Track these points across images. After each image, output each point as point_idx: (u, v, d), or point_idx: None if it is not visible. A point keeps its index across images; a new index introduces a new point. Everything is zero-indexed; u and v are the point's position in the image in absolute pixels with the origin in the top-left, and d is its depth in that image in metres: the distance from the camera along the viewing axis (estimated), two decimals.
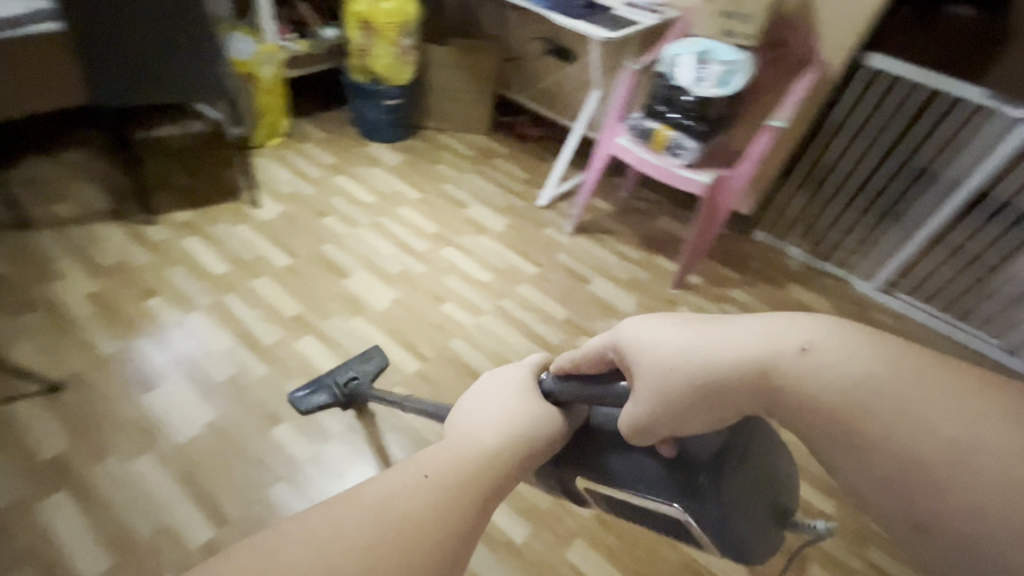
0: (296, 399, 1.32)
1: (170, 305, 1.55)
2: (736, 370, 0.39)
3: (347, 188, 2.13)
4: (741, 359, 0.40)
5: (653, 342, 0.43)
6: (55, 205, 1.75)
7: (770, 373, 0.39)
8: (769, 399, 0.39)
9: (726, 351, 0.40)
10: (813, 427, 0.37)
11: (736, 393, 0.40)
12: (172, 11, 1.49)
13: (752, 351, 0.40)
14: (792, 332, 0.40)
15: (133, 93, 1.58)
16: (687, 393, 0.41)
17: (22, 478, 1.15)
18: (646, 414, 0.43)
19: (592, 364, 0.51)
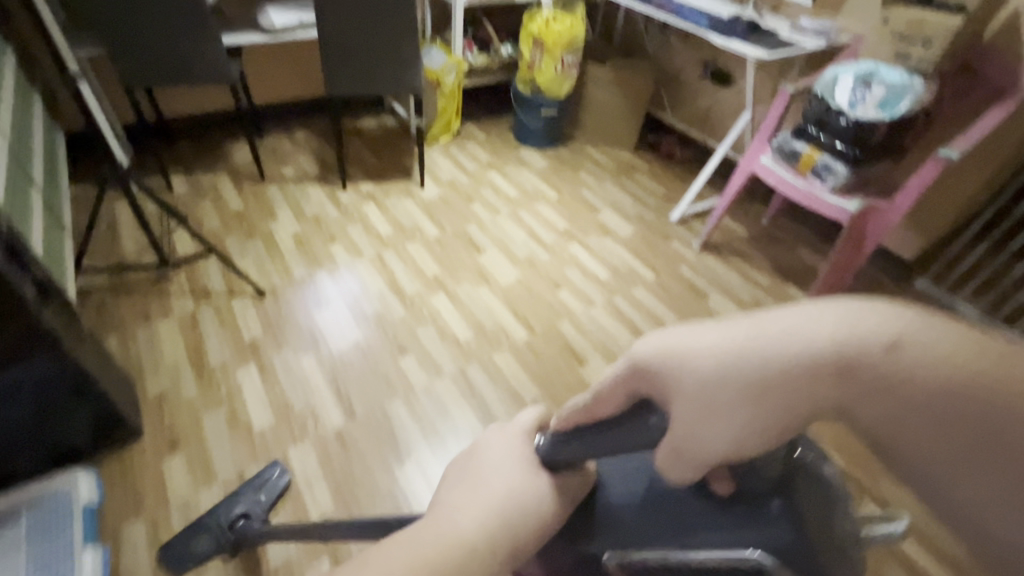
0: (169, 551, 1.12)
1: (346, 251, 1.94)
2: (800, 375, 0.27)
3: (496, 182, 2.41)
4: (810, 361, 0.26)
5: (691, 352, 0.30)
6: (284, 167, 2.29)
7: (851, 373, 0.26)
8: (868, 412, 0.26)
9: (784, 352, 0.27)
10: (925, 448, 0.24)
11: (810, 404, 0.27)
12: (388, 25, 1.88)
13: (820, 350, 0.26)
14: (869, 316, 0.27)
15: (350, 86, 2.01)
16: (735, 399, 0.28)
17: (230, 348, 1.55)
18: (692, 443, 0.29)
19: (603, 407, 0.36)
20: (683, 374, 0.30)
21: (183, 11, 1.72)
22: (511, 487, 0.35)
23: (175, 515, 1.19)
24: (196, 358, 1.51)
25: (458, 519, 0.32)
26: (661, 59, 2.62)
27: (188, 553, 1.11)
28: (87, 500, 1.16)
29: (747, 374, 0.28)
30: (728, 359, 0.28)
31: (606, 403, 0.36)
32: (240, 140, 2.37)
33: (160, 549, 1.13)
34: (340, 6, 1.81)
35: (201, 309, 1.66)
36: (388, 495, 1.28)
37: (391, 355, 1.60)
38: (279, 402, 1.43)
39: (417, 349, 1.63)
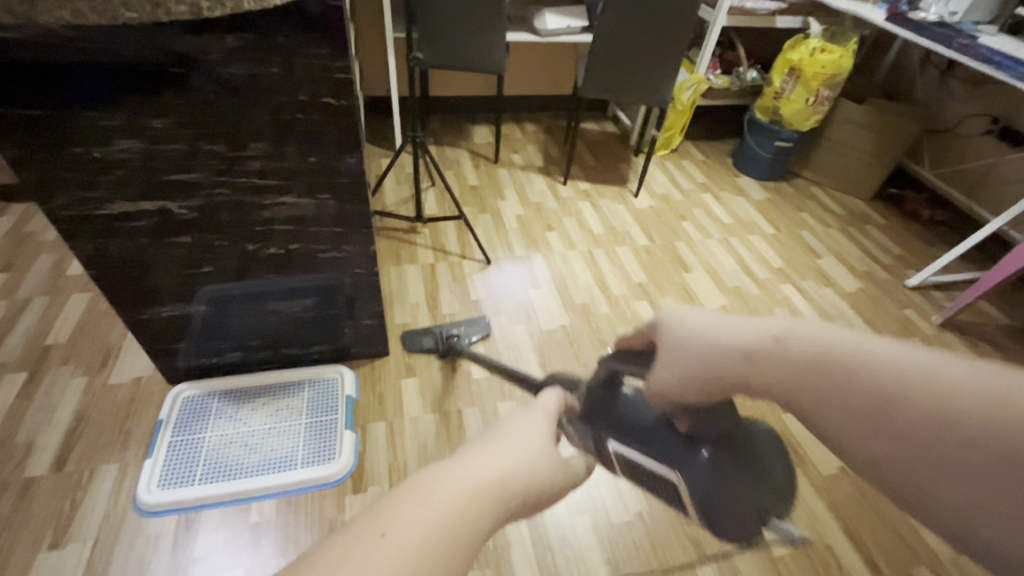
0: (408, 337, 1.60)
1: (560, 240, 2.08)
2: (736, 347, 0.54)
3: (710, 206, 2.36)
4: (750, 341, 0.54)
5: (696, 326, 0.58)
6: (514, 154, 2.52)
7: (770, 346, 0.53)
8: (761, 378, 0.53)
9: (725, 343, 0.55)
10: (775, 394, 0.53)
11: (735, 367, 0.54)
12: (658, 38, 1.95)
13: (762, 336, 0.53)
14: (805, 328, 0.52)
15: (601, 91, 2.12)
16: (699, 371, 0.57)
17: (458, 302, 1.77)
18: (663, 377, 0.61)
19: (640, 342, 0.69)
20: (683, 338, 0.59)
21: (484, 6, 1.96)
22: (516, 464, 0.43)
23: (407, 427, 1.40)
24: (431, 303, 1.75)
25: (470, 470, 0.40)
26: (932, 107, 2.33)
27: (417, 346, 1.58)
28: (349, 392, 1.43)
29: (706, 342, 0.56)
30: (706, 333, 0.57)
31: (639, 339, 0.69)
32: (483, 124, 2.66)
33: (394, 451, 1.34)
34: (619, 18, 1.90)
35: (438, 262, 1.91)
36: None
37: (593, 347, 1.67)
38: (492, 359, 1.60)
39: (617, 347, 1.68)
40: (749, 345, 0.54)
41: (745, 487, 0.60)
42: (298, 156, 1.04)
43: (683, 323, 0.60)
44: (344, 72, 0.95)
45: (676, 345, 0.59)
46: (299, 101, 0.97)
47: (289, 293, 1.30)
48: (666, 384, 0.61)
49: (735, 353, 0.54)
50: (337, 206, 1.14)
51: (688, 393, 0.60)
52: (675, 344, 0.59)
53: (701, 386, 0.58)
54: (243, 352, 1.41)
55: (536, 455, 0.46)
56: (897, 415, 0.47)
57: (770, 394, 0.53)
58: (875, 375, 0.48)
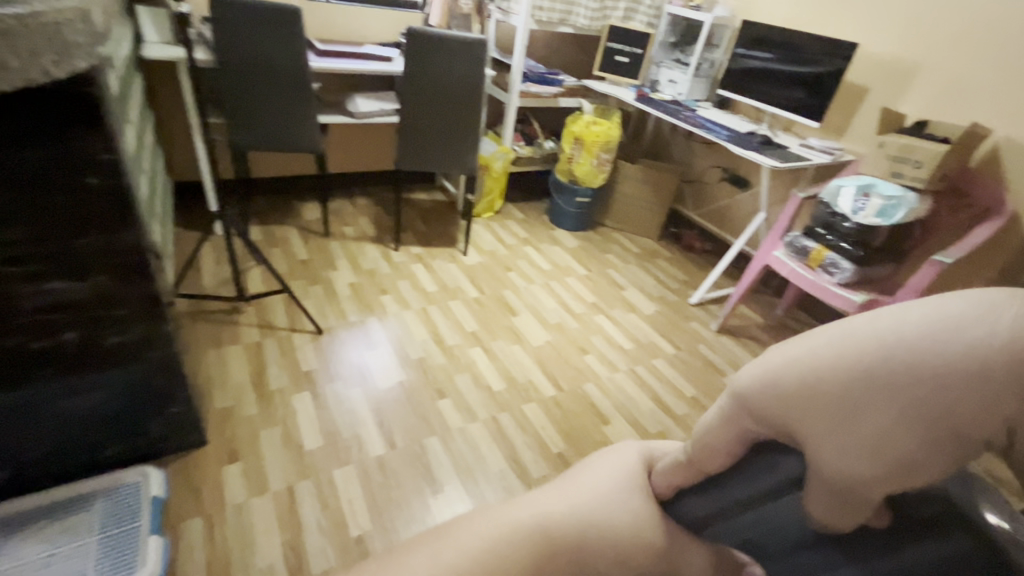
0: None
1: (395, 302, 2.15)
2: (855, 385, 0.50)
3: (531, 256, 2.65)
4: (867, 370, 0.49)
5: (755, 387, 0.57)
6: (345, 227, 2.59)
7: (873, 362, 0.49)
8: (855, 388, 0.50)
9: (782, 384, 0.54)
10: (943, 419, 0.46)
11: (852, 391, 0.50)
12: (456, 115, 2.23)
13: (853, 353, 0.51)
14: (885, 327, 0.51)
15: (415, 162, 2.32)
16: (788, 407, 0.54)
17: (288, 376, 1.72)
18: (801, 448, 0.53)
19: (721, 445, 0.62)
20: (756, 400, 0.56)
21: (293, 92, 2.09)
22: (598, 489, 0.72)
23: (231, 516, 1.30)
24: (258, 381, 1.68)
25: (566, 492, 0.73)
26: (685, 163, 2.96)
27: None
28: (156, 492, 1.28)
29: (820, 397, 0.51)
30: (803, 384, 0.53)
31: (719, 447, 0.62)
32: (311, 202, 2.71)
33: (213, 547, 1.23)
34: (420, 100, 2.16)
35: (265, 339, 1.85)
36: (420, 522, 1.36)
37: (430, 397, 1.73)
38: (328, 427, 1.57)
39: (455, 394, 1.77)
40: (847, 372, 0.50)
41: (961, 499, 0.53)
42: (61, 238, 1.00)
43: (778, 381, 0.55)
44: (110, 151, 0.97)
45: (812, 421, 0.52)
46: (55, 180, 0.95)
47: (68, 391, 1.17)
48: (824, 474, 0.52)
49: (817, 388, 0.52)
50: (118, 286, 1.10)
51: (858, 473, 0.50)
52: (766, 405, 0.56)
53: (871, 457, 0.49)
54: (10, 471, 1.20)
55: (605, 493, 0.72)
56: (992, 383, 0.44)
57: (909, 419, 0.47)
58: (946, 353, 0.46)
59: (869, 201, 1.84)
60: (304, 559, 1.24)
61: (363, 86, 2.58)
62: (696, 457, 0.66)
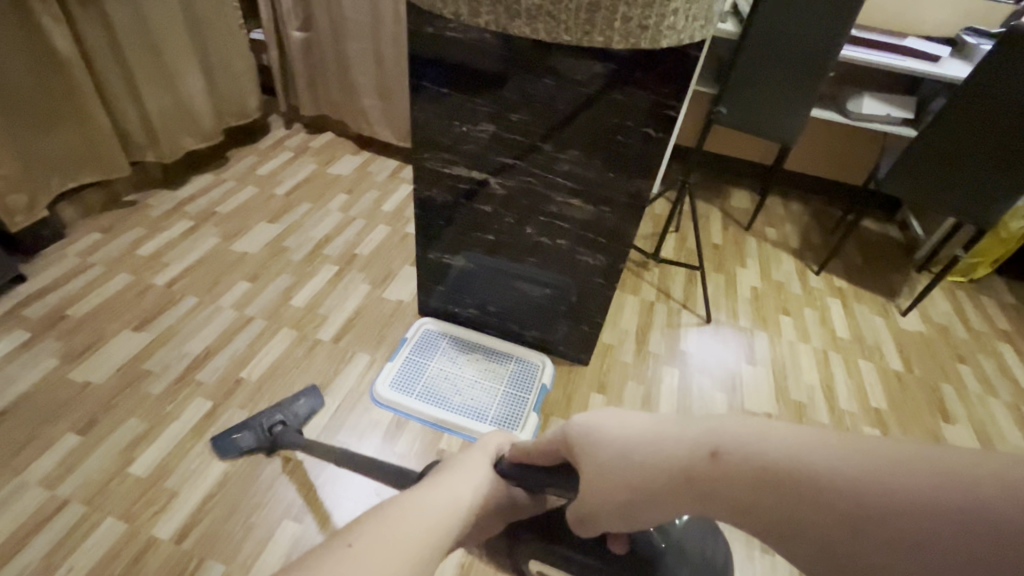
0: None
1: (793, 328, 1.91)
2: (669, 464, 0.47)
3: (1007, 360, 1.89)
4: (685, 452, 0.46)
5: (610, 432, 0.53)
6: (769, 227, 2.41)
7: (716, 445, 0.44)
8: (688, 480, 0.45)
9: (620, 440, 0.52)
10: (736, 502, 0.43)
11: (692, 472, 0.45)
12: (1007, 148, 1.67)
13: (691, 433, 0.47)
14: (727, 420, 0.46)
15: (904, 189, 1.90)
16: (603, 451, 0.53)
17: (666, 345, 1.78)
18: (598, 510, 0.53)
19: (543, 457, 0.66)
20: (599, 455, 0.53)
21: (804, 79, 1.94)
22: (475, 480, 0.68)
23: None
24: (640, 336, 1.80)
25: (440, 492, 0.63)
26: None
27: None
28: (546, 381, 1.57)
29: (601, 462, 0.53)
30: (638, 468, 0.49)
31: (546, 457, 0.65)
32: (744, 190, 2.61)
33: None
34: (962, 119, 1.68)
35: (658, 303, 1.95)
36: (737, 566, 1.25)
37: None
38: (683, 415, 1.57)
39: None
40: (653, 446, 0.49)
41: (697, 542, 0.74)
42: (601, 169, 1.22)
43: (613, 437, 0.53)
44: (672, 109, 1.10)
45: (621, 469, 0.50)
46: (624, 125, 1.14)
47: (538, 279, 1.50)
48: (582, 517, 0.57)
49: (616, 447, 0.52)
50: (612, 220, 1.30)
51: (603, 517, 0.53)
52: (613, 452, 0.52)
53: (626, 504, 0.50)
54: (479, 313, 1.66)
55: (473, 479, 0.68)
56: (870, 529, 0.35)
57: (713, 504, 0.45)
58: (841, 474, 0.37)
59: None
60: None
61: (875, 84, 2.20)
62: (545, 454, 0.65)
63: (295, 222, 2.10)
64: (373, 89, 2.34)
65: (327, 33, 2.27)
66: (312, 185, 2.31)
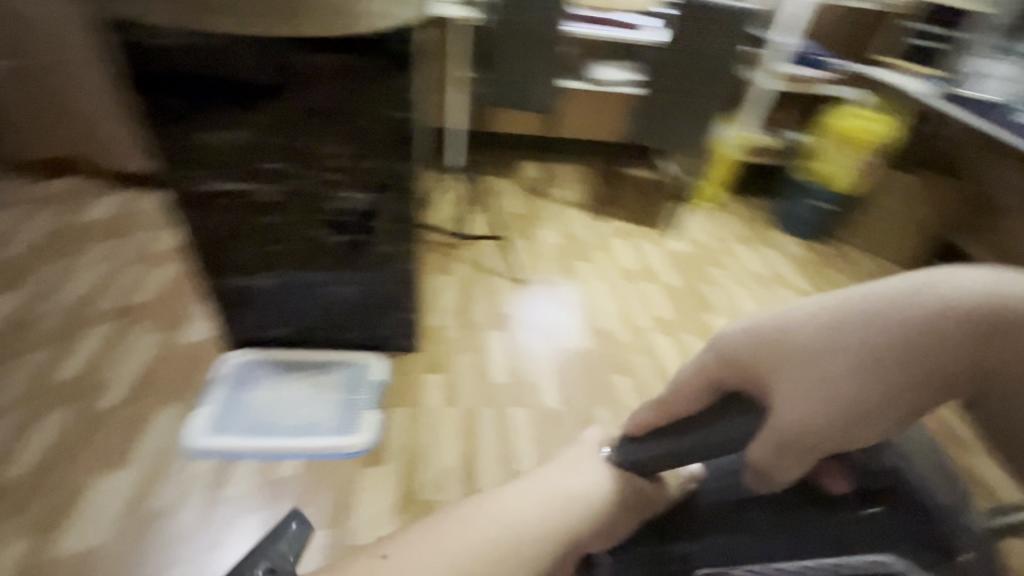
0: None
1: (592, 271, 2.18)
2: (857, 343, 0.48)
3: (744, 257, 2.41)
4: (872, 334, 0.48)
5: (762, 333, 0.55)
6: (559, 190, 2.69)
7: (872, 312, 0.48)
8: (889, 360, 0.46)
9: (793, 341, 0.52)
10: (938, 367, 0.46)
11: (882, 348, 0.47)
12: (698, 90, 2.11)
13: (856, 305, 0.50)
14: (924, 275, 0.49)
15: (643, 134, 2.29)
16: (781, 353, 0.52)
17: (488, 314, 1.90)
18: (794, 419, 0.50)
19: (688, 393, 0.63)
20: (778, 364, 0.52)
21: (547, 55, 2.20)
22: (580, 489, 0.78)
23: (426, 415, 1.52)
24: (463, 312, 1.89)
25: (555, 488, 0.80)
26: None
27: None
28: (378, 377, 1.57)
29: (801, 348, 0.51)
30: (828, 357, 0.49)
31: (683, 388, 0.63)
32: (533, 162, 2.87)
33: (409, 436, 1.46)
34: (666, 71, 2.09)
35: (475, 277, 2.06)
36: None
37: (609, 371, 1.75)
38: (514, 369, 1.71)
39: (634, 374, 1.75)
40: (862, 317, 0.49)
41: (939, 475, 0.61)
42: (366, 157, 1.25)
43: (778, 335, 0.53)
44: (416, 90, 1.17)
45: (799, 358, 0.51)
46: (373, 112, 1.19)
47: (344, 279, 1.48)
48: (786, 425, 0.51)
49: (785, 340, 0.52)
50: (391, 205, 1.34)
51: (820, 421, 0.49)
52: (795, 355, 0.51)
53: (856, 391, 0.48)
54: (292, 330, 1.58)
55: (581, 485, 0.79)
56: None
57: (888, 370, 0.46)
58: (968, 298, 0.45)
59: None
60: (477, 472, 1.40)
61: (607, 55, 2.59)
62: (666, 403, 0.66)
63: (43, 286, 1.76)
64: (112, 118, 2.04)
65: (30, 60, 1.92)
66: (58, 239, 1.94)
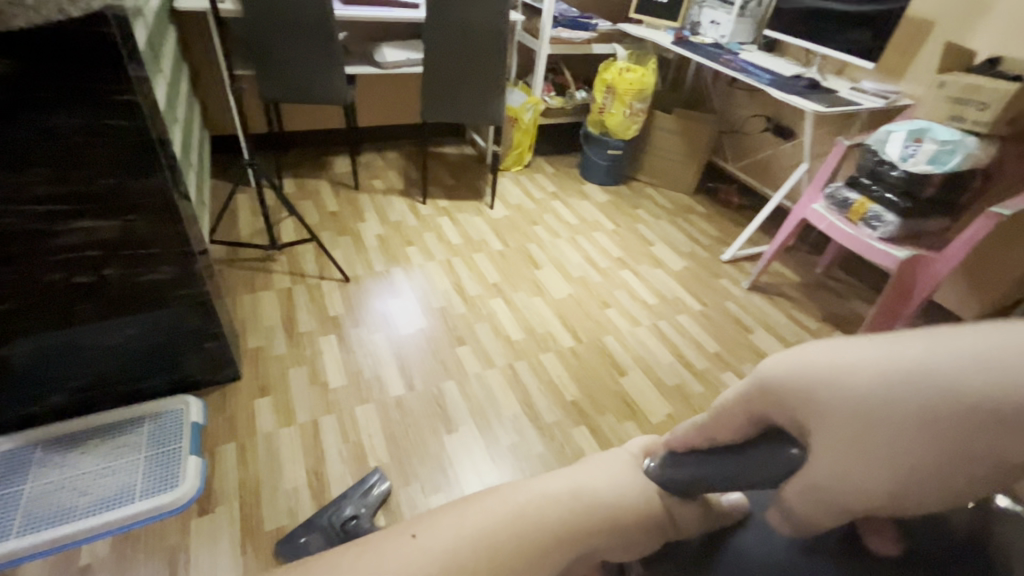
0: None
1: (420, 254, 2.18)
2: (911, 408, 0.33)
3: (559, 211, 2.60)
4: (940, 401, 0.32)
5: (818, 364, 0.37)
6: (375, 179, 2.62)
7: (939, 373, 0.32)
8: (952, 444, 0.32)
9: (851, 377, 0.35)
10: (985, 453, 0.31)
11: (948, 428, 0.32)
12: (477, 63, 2.10)
13: (921, 358, 0.33)
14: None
15: (439, 114, 2.24)
16: (834, 401, 0.35)
17: (316, 320, 1.80)
18: (836, 483, 0.35)
19: (725, 426, 0.43)
20: (832, 406, 0.35)
21: (315, 42, 2.07)
22: None
23: (260, 442, 1.41)
24: (288, 325, 1.77)
25: None
26: (727, 113, 2.82)
27: None
28: (195, 419, 1.41)
29: (872, 401, 0.34)
30: (871, 417, 0.34)
31: (728, 428, 0.42)
32: (342, 156, 2.75)
33: (243, 469, 1.34)
34: (438, 47, 2.05)
35: (296, 286, 1.93)
36: (435, 457, 1.44)
37: (450, 345, 1.78)
38: (352, 368, 1.65)
39: (473, 342, 1.80)
40: (947, 392, 0.32)
41: None
42: (96, 177, 1.06)
43: (808, 366, 0.37)
44: (128, 93, 0.99)
45: (841, 410, 0.35)
46: (84, 123, 1.00)
47: (111, 323, 1.27)
48: (826, 485, 0.36)
49: (822, 381, 0.36)
50: (149, 226, 1.16)
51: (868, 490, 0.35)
52: (829, 390, 0.36)
53: (920, 458, 0.33)
54: (69, 395, 1.34)
55: None
56: None
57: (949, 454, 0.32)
58: None
59: (921, 148, 1.70)
60: (325, 484, 1.34)
61: (389, 36, 2.55)
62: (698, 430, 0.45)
63: None
64: None
65: None
66: None
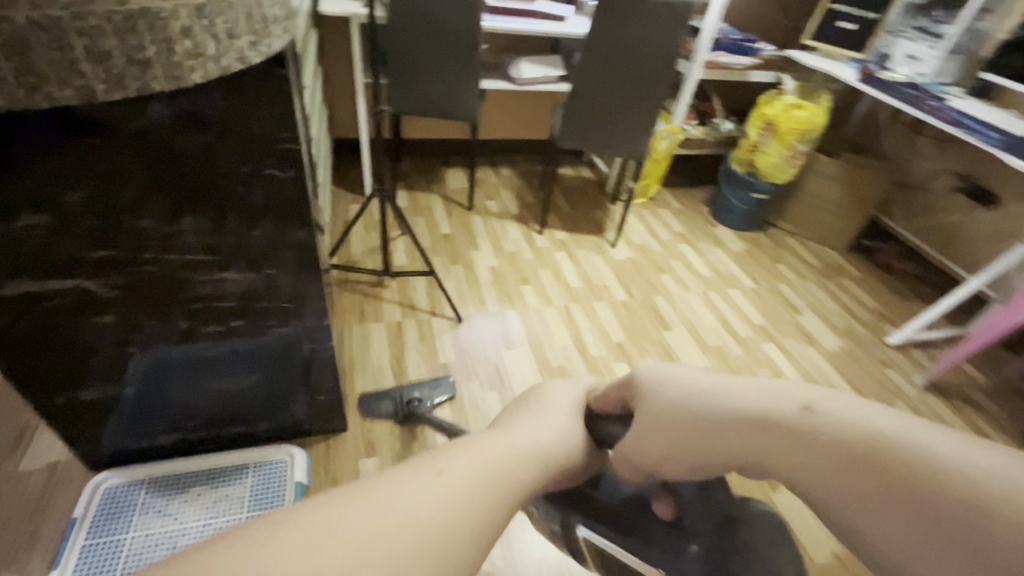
0: None
1: (537, 296, 1.97)
2: (736, 420, 0.43)
3: (689, 258, 2.30)
4: (746, 414, 0.43)
5: (674, 381, 0.48)
6: (488, 200, 2.44)
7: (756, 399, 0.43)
8: (751, 445, 0.42)
9: (682, 385, 0.47)
10: (756, 452, 0.42)
11: (741, 438, 0.43)
12: (633, 90, 1.86)
13: (752, 392, 0.43)
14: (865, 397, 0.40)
15: (578, 141, 2.01)
16: (670, 401, 0.47)
17: (425, 365, 1.65)
18: (640, 449, 0.49)
19: (607, 402, 0.54)
20: (663, 401, 0.47)
21: (456, 56, 1.90)
22: None
23: None
24: (397, 366, 1.63)
25: None
26: (904, 163, 2.38)
27: None
28: (299, 478, 1.26)
29: (699, 406, 0.45)
30: (687, 417, 0.45)
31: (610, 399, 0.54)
32: (456, 169, 2.59)
33: None
34: (595, 70, 1.83)
35: (406, 320, 1.79)
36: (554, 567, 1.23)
37: None
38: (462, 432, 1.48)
39: None
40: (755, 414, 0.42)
41: None
42: (242, 230, 0.93)
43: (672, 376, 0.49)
44: (291, 141, 0.85)
45: (665, 406, 0.47)
46: (237, 172, 0.86)
47: (229, 372, 1.16)
48: (631, 451, 0.50)
49: (674, 389, 0.47)
50: (287, 281, 1.03)
51: (672, 466, 0.47)
52: (672, 393, 0.47)
53: (707, 448, 0.44)
54: (178, 434, 1.25)
55: None
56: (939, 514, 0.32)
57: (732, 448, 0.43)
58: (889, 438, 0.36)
59: None
60: None
61: (527, 49, 2.34)
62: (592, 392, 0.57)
63: None
64: None
65: None
66: None
